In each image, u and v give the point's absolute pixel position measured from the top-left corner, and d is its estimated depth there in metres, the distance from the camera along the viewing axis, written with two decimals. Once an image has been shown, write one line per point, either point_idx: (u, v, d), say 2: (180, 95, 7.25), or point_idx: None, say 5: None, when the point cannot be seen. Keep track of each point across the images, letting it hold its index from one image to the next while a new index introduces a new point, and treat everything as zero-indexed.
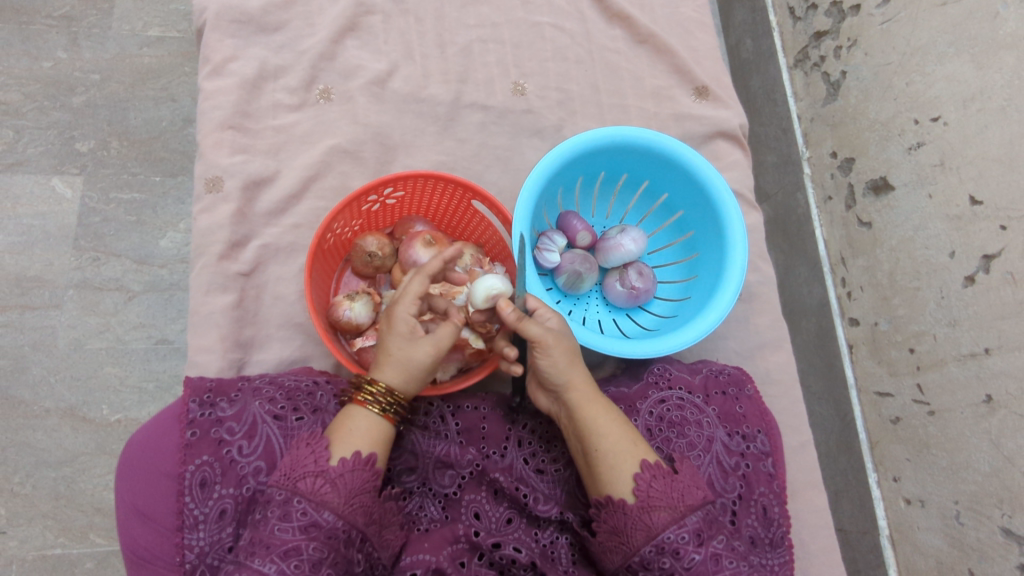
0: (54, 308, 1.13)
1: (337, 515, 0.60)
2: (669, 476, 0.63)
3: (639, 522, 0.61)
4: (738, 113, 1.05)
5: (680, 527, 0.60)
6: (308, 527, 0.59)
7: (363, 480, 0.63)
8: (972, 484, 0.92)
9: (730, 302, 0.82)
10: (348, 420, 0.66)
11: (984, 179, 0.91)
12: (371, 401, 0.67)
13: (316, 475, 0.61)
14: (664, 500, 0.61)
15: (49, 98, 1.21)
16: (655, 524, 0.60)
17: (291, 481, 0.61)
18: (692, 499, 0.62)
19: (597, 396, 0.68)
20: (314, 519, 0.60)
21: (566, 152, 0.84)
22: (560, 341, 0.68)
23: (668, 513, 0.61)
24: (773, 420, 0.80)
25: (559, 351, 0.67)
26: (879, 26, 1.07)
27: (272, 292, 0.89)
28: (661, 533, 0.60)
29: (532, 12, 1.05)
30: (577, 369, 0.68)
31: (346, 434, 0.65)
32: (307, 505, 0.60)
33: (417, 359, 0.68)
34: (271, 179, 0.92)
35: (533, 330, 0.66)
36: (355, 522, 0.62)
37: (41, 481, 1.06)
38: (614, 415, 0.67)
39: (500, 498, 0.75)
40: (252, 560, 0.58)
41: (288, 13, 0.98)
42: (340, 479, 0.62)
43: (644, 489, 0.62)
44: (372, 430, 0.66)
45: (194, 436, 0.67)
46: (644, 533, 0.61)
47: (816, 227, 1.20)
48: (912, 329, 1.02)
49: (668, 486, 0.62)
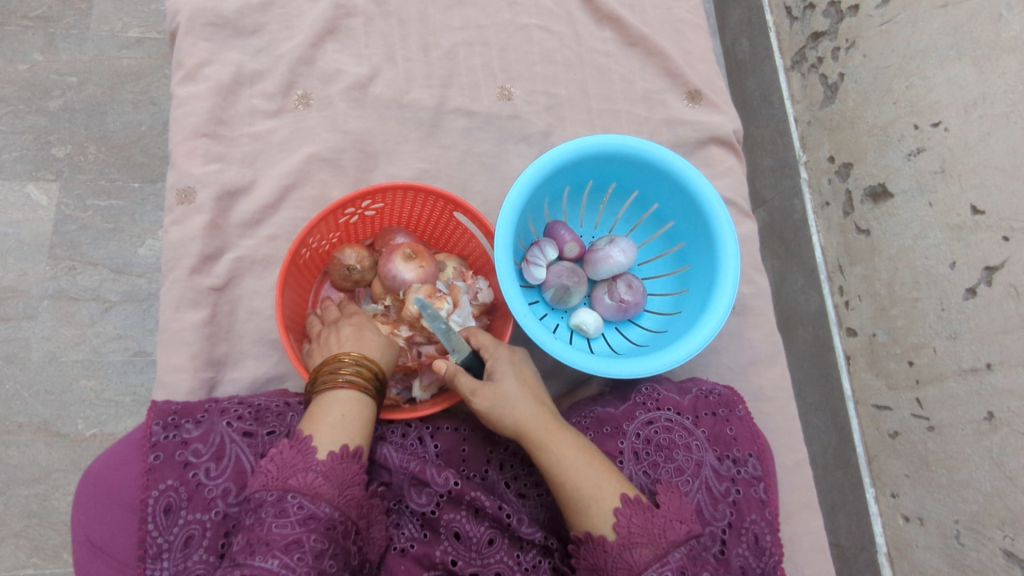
0: (28, 319, 1.09)
1: (334, 506, 0.58)
2: (650, 511, 0.60)
3: (620, 560, 0.58)
4: (732, 118, 1.02)
5: (663, 565, 0.57)
6: (306, 520, 0.56)
7: (353, 471, 0.61)
8: (973, 503, 0.89)
9: (722, 319, 0.78)
10: (329, 408, 0.64)
11: (986, 188, 0.88)
12: (343, 379, 0.66)
13: (306, 470, 0.58)
14: (645, 536, 0.59)
15: (24, 102, 1.18)
16: (637, 563, 0.57)
17: (279, 480, 0.58)
18: (673, 535, 0.59)
19: (552, 432, 0.65)
20: (311, 511, 0.56)
21: (552, 161, 0.80)
22: (493, 391, 0.66)
23: (651, 550, 0.58)
24: (765, 443, 0.77)
25: (492, 403, 0.66)
26: (878, 27, 1.04)
27: (246, 307, 0.86)
28: (643, 572, 0.57)
29: (520, 13, 1.01)
30: (523, 407, 0.66)
31: (328, 422, 0.62)
32: (302, 499, 0.57)
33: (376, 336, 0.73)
34: (246, 189, 0.89)
35: (469, 383, 0.67)
36: (350, 514, 0.59)
37: (13, 499, 1.03)
38: (574, 452, 0.63)
39: (481, 517, 0.71)
40: (251, 558, 0.54)
41: (265, 15, 0.94)
42: (332, 471, 0.59)
43: (624, 525, 0.59)
44: (352, 415, 0.64)
45: (157, 459, 0.64)
46: (625, 571, 0.57)
47: (813, 234, 1.17)
48: (911, 341, 0.99)
49: (648, 521, 0.60)
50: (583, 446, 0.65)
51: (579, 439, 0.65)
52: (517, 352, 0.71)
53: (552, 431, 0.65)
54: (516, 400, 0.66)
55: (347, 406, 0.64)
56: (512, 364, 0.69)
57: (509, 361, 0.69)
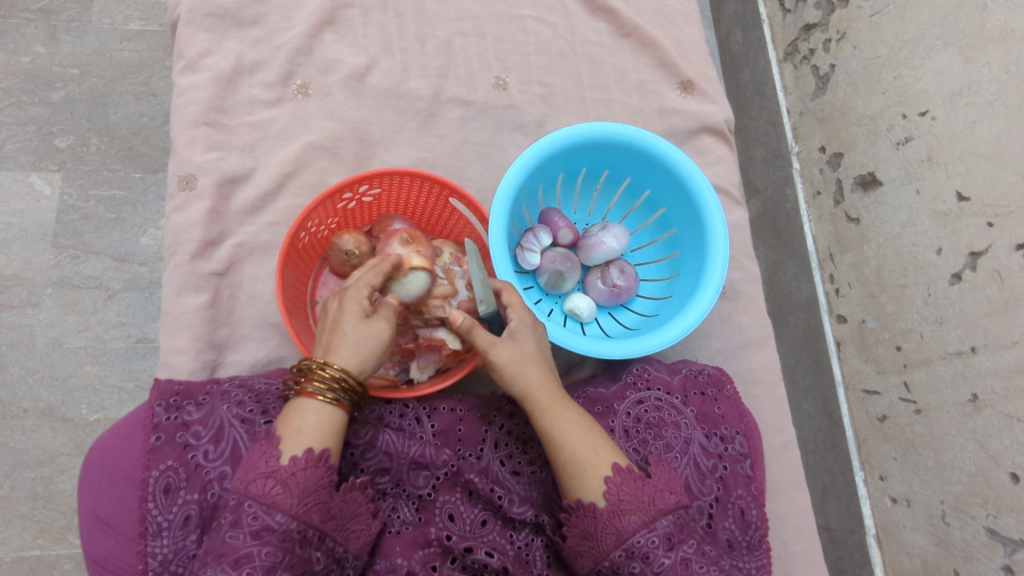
0: (32, 307, 1.11)
1: (291, 516, 0.58)
2: (640, 479, 0.63)
3: (609, 526, 0.60)
4: (724, 108, 1.04)
5: (650, 531, 0.60)
6: (259, 532, 0.57)
7: (317, 478, 0.61)
8: (958, 484, 0.91)
9: (711, 302, 0.80)
10: (299, 415, 0.63)
11: (971, 175, 0.90)
12: (319, 391, 0.64)
13: (266, 477, 0.59)
14: (633, 503, 0.61)
15: (27, 93, 1.20)
16: (625, 529, 0.60)
17: (243, 484, 0.59)
18: (663, 503, 0.62)
19: (558, 401, 0.67)
20: (265, 522, 0.57)
21: (545, 148, 0.82)
22: (512, 348, 0.67)
23: (639, 517, 0.60)
24: (753, 421, 0.79)
25: (510, 359, 0.67)
26: (868, 18, 1.05)
27: (247, 291, 0.88)
28: (631, 537, 0.60)
29: (515, 4, 1.03)
30: (535, 372, 0.68)
31: (295, 431, 0.62)
32: (258, 508, 0.58)
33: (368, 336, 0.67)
34: (246, 176, 0.91)
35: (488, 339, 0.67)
36: (311, 521, 0.60)
37: (19, 482, 1.05)
38: (574, 420, 0.66)
39: (474, 499, 0.73)
40: (204, 569, 0.57)
41: (264, 7, 0.96)
42: (292, 480, 0.59)
43: (615, 493, 0.61)
44: (324, 420, 0.64)
45: (159, 440, 0.65)
46: (614, 537, 0.60)
47: (805, 223, 1.19)
48: (899, 326, 1.01)
49: (638, 489, 0.62)
50: (584, 416, 0.67)
51: (581, 411, 0.68)
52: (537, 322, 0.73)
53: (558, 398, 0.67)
54: (529, 364, 0.68)
55: (318, 411, 0.64)
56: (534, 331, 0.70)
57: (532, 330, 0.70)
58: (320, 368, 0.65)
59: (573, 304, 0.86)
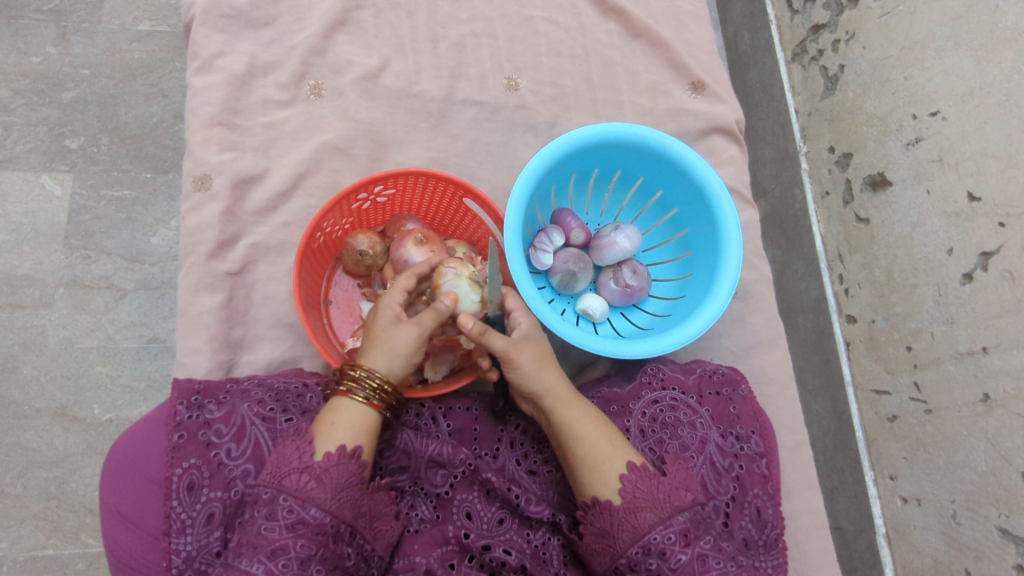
0: (44, 307, 1.12)
1: (325, 511, 0.59)
2: (655, 477, 0.64)
3: (626, 523, 0.61)
4: (734, 108, 1.04)
5: (667, 527, 0.61)
6: (294, 525, 0.58)
7: (348, 473, 0.61)
8: (969, 483, 0.91)
9: (725, 302, 0.81)
10: (334, 413, 0.65)
11: (983, 175, 0.90)
12: (357, 390, 0.66)
13: (301, 471, 0.59)
14: (649, 500, 0.62)
15: (38, 94, 1.20)
16: (641, 525, 0.61)
17: (275, 478, 0.60)
18: (678, 500, 0.63)
19: (576, 398, 0.69)
20: (300, 516, 0.58)
21: (559, 148, 0.83)
22: (534, 351, 0.70)
23: (655, 513, 0.61)
24: (767, 421, 0.79)
25: (533, 361, 0.69)
26: (878, 19, 1.06)
27: (261, 291, 0.88)
28: (648, 534, 0.61)
29: (526, 5, 1.03)
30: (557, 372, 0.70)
31: (329, 428, 0.63)
32: (292, 502, 0.58)
33: (394, 340, 0.67)
34: (260, 177, 0.91)
35: (506, 345, 0.68)
36: (343, 517, 0.60)
37: (32, 481, 1.05)
38: (588, 416, 0.68)
39: (491, 498, 0.73)
40: (240, 561, 0.57)
41: (277, 8, 0.96)
42: (326, 474, 0.60)
43: (630, 491, 0.62)
44: (356, 418, 0.65)
45: (182, 438, 0.65)
46: (630, 534, 0.61)
47: (814, 223, 1.19)
48: (909, 326, 1.01)
49: (653, 487, 0.63)
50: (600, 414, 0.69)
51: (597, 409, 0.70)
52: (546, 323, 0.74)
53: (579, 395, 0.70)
54: (550, 365, 0.70)
55: (352, 411, 0.65)
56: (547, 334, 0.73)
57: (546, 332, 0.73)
58: (354, 369, 0.66)
59: (585, 303, 0.87)
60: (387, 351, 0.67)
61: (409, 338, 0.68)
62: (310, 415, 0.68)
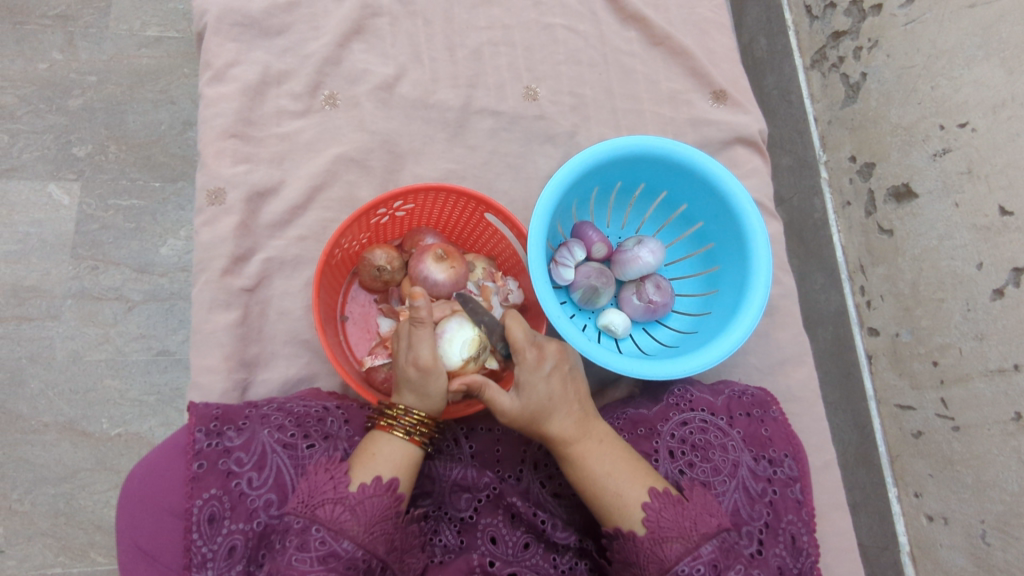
0: (51, 319, 1.10)
1: (357, 544, 0.57)
2: (680, 504, 0.62)
3: (652, 554, 0.60)
4: (757, 118, 1.02)
5: (695, 559, 0.59)
6: (326, 557, 0.56)
7: (383, 507, 0.59)
8: (1000, 503, 0.89)
9: (754, 319, 0.78)
10: (374, 444, 0.64)
11: (1015, 189, 0.88)
12: (397, 425, 0.64)
13: (335, 502, 0.58)
14: (675, 530, 0.60)
15: (44, 101, 1.18)
16: (668, 557, 0.59)
17: (307, 509, 0.58)
18: (705, 527, 0.61)
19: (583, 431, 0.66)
20: (332, 548, 0.56)
21: (584, 162, 0.80)
22: (522, 409, 0.64)
23: (681, 544, 0.60)
24: (801, 444, 0.77)
25: (525, 418, 0.65)
26: (903, 26, 1.04)
27: (276, 307, 0.86)
28: (675, 566, 0.59)
29: (545, 13, 1.01)
30: (564, 419, 0.66)
31: (370, 459, 0.62)
32: (325, 534, 0.56)
33: (409, 380, 0.65)
34: (274, 190, 0.89)
35: (500, 400, 0.64)
36: (376, 551, 0.58)
37: (40, 498, 1.03)
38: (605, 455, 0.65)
39: (517, 522, 0.71)
40: None
41: (291, 15, 0.94)
42: (360, 506, 0.58)
43: (654, 520, 0.61)
44: (398, 451, 0.63)
45: (201, 468, 0.62)
46: (657, 565, 0.59)
47: (834, 233, 1.17)
48: (936, 341, 0.99)
49: (678, 515, 0.61)
50: (610, 453, 0.65)
51: (609, 443, 0.66)
52: (548, 352, 0.66)
53: (585, 431, 0.66)
54: (555, 413, 0.65)
55: (393, 444, 0.64)
56: (544, 378, 0.65)
57: (544, 375, 0.65)
58: (393, 406, 0.65)
59: (607, 320, 0.85)
60: (413, 389, 0.65)
61: (412, 374, 0.64)
62: (332, 440, 0.66)
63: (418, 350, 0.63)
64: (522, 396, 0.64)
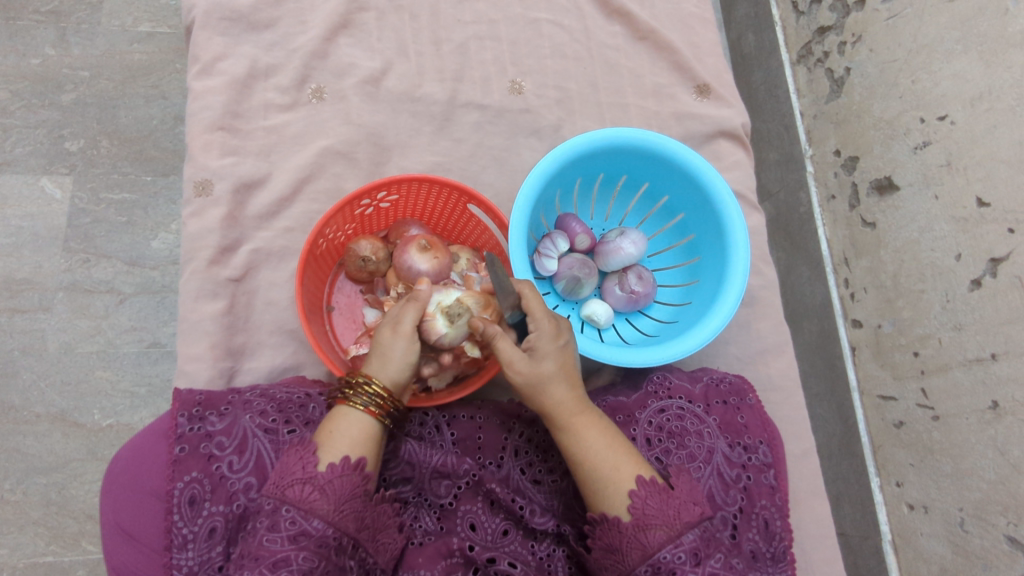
0: (43, 311, 1.11)
1: (327, 523, 0.58)
2: (665, 492, 0.63)
3: (635, 540, 0.61)
4: (740, 112, 1.03)
5: (676, 546, 0.60)
6: (296, 536, 0.57)
7: (352, 485, 0.60)
8: (978, 491, 0.90)
9: (733, 308, 0.80)
10: (333, 422, 0.64)
11: (992, 181, 0.89)
12: (355, 399, 0.65)
13: (304, 482, 0.59)
14: (659, 517, 0.61)
15: (37, 96, 1.19)
16: (650, 543, 0.60)
17: (280, 489, 0.59)
18: (688, 516, 0.62)
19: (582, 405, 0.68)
20: (303, 527, 0.57)
21: (565, 153, 0.82)
22: (531, 368, 0.65)
23: (665, 532, 0.60)
24: (775, 431, 0.79)
25: (532, 378, 0.65)
26: (885, 21, 1.05)
27: (263, 298, 0.88)
28: (657, 553, 0.60)
29: (531, 8, 1.02)
30: (565, 390, 0.67)
31: (328, 438, 0.63)
32: (295, 513, 0.58)
33: (385, 344, 0.67)
34: (262, 182, 0.90)
35: (507, 352, 0.65)
36: (346, 529, 0.59)
37: (31, 488, 1.05)
38: (596, 432, 0.66)
39: (496, 509, 0.72)
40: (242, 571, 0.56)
41: (279, 10, 0.95)
42: (329, 486, 0.59)
43: (640, 507, 0.62)
44: (354, 426, 0.64)
45: (183, 451, 0.64)
46: (639, 551, 0.60)
47: (819, 226, 1.18)
48: (916, 332, 1.00)
49: (664, 503, 0.62)
50: (607, 429, 0.67)
51: (605, 422, 0.68)
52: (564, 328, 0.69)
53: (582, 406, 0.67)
54: (555, 385, 0.66)
55: (354, 421, 0.64)
56: (556, 346, 0.67)
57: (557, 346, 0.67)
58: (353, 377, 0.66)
59: (591, 310, 0.86)
60: (380, 355, 0.67)
61: (389, 339, 0.67)
62: (313, 426, 0.67)
63: (403, 317, 0.67)
64: (534, 358, 0.66)
